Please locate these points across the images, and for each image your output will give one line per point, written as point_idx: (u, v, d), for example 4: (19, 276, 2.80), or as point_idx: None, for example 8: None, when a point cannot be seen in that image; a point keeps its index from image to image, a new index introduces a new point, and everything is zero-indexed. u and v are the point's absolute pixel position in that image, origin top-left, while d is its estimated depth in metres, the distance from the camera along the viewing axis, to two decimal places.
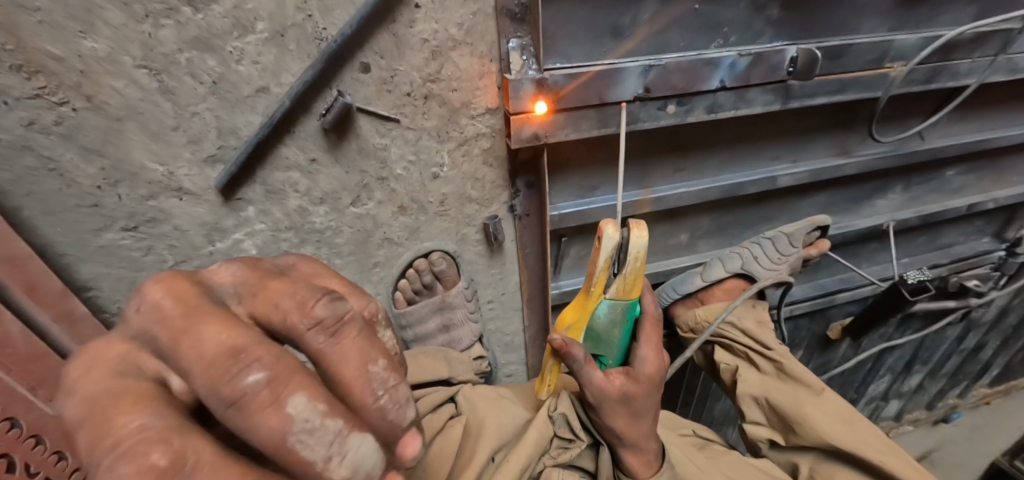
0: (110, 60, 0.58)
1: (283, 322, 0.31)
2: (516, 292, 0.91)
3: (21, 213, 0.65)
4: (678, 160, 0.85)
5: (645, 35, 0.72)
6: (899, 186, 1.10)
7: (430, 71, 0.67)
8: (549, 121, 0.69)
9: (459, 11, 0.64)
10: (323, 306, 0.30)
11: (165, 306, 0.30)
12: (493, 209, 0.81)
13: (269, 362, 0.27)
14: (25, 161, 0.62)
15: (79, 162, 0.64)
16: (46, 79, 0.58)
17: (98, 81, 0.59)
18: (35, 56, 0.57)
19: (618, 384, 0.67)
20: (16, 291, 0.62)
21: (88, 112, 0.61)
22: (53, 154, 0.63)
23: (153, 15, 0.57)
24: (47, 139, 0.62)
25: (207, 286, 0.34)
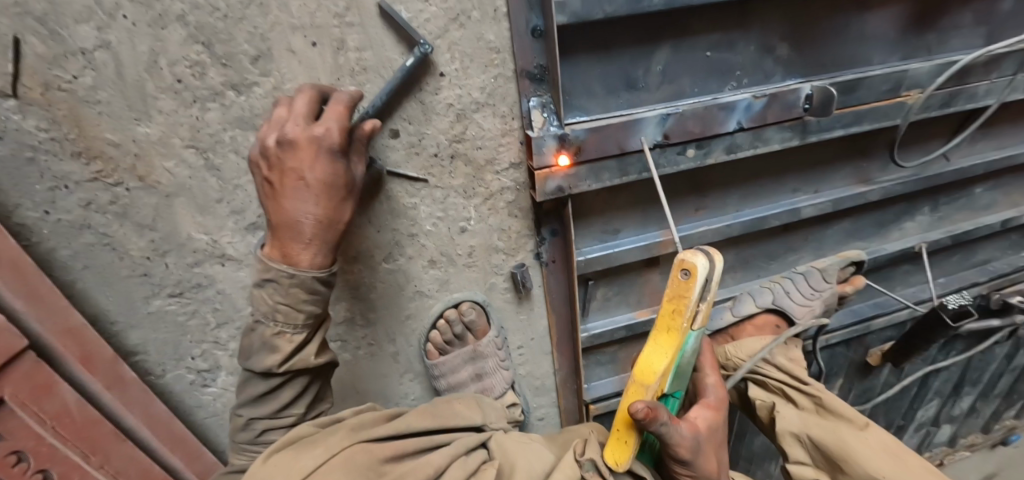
0: (161, 143, 0.63)
1: (301, 141, 0.57)
2: (545, 337, 0.92)
3: (77, 285, 0.69)
4: (699, 200, 0.86)
5: (659, 84, 0.75)
6: (926, 208, 1.09)
7: (455, 133, 0.70)
8: (572, 172, 0.71)
9: (481, 76, 0.68)
10: (297, 127, 0.57)
11: (329, 196, 0.59)
12: (520, 258, 0.82)
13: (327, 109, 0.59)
14: (83, 238, 0.67)
15: (131, 236, 0.68)
16: (104, 163, 0.63)
17: (150, 162, 0.64)
18: (95, 143, 0.62)
19: (703, 423, 0.69)
20: (72, 361, 0.65)
21: (140, 190, 0.65)
22: (108, 230, 0.67)
23: (200, 100, 0.61)
24: (103, 217, 0.66)
25: (311, 194, 0.59)
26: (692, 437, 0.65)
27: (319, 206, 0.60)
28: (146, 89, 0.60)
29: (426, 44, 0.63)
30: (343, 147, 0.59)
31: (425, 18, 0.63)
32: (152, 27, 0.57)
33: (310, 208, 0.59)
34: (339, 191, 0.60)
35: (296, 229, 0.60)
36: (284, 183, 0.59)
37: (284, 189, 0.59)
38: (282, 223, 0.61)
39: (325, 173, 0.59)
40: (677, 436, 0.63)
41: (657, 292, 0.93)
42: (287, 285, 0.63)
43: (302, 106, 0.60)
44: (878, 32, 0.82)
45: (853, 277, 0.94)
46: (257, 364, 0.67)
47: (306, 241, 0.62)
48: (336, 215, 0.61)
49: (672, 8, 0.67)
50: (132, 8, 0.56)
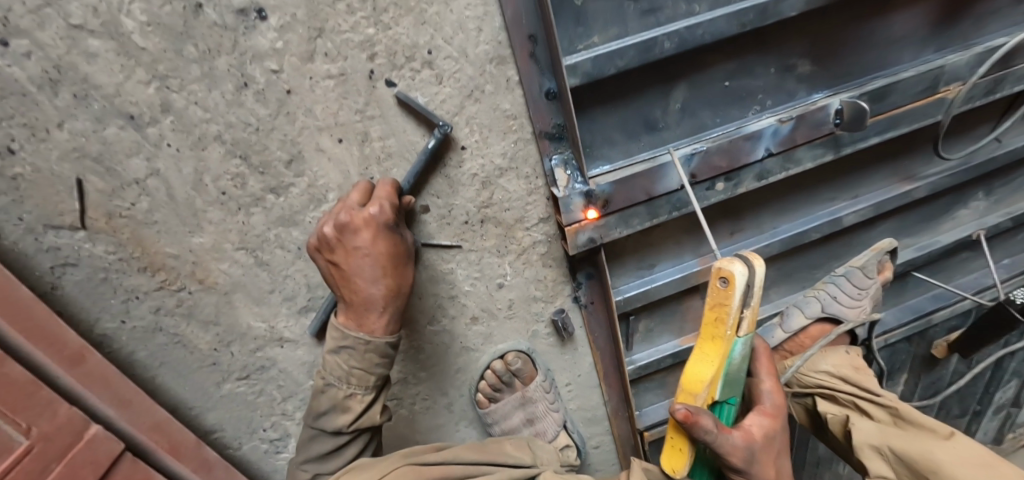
0: (214, 249, 0.68)
1: (358, 225, 0.61)
2: (591, 372, 0.93)
3: (156, 381, 0.76)
4: (733, 223, 0.85)
5: (679, 122, 0.74)
6: (981, 193, 1.03)
7: (482, 199, 0.72)
8: (602, 223, 0.72)
9: (501, 143, 0.69)
10: (351, 213, 0.61)
11: (387, 269, 0.63)
12: (558, 303, 0.84)
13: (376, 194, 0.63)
14: (157, 340, 0.73)
15: (198, 332, 0.73)
16: (167, 273, 0.68)
17: (207, 267, 0.69)
18: (157, 257, 0.67)
19: (760, 430, 0.67)
20: (163, 452, 0.72)
21: (201, 292, 0.70)
22: (177, 329, 0.73)
23: (245, 206, 0.66)
24: (172, 319, 0.72)
25: (374, 271, 0.63)
26: (746, 446, 0.63)
27: (382, 278, 0.64)
28: (196, 204, 0.65)
29: (446, 124, 0.65)
30: (395, 220, 0.63)
31: (441, 99, 0.65)
32: (194, 149, 0.62)
33: (376, 281, 0.63)
34: (398, 260, 0.64)
35: (369, 303, 0.65)
36: (347, 262, 0.63)
37: (350, 267, 0.63)
38: (355, 298, 0.65)
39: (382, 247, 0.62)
40: (729, 445, 0.62)
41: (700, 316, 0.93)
42: (360, 349, 0.68)
43: (353, 195, 0.64)
44: (907, 30, 0.78)
45: (884, 263, 0.92)
46: (328, 423, 0.71)
47: (379, 311, 0.66)
48: (399, 282, 0.65)
49: (683, 50, 0.67)
50: (175, 136, 0.61)
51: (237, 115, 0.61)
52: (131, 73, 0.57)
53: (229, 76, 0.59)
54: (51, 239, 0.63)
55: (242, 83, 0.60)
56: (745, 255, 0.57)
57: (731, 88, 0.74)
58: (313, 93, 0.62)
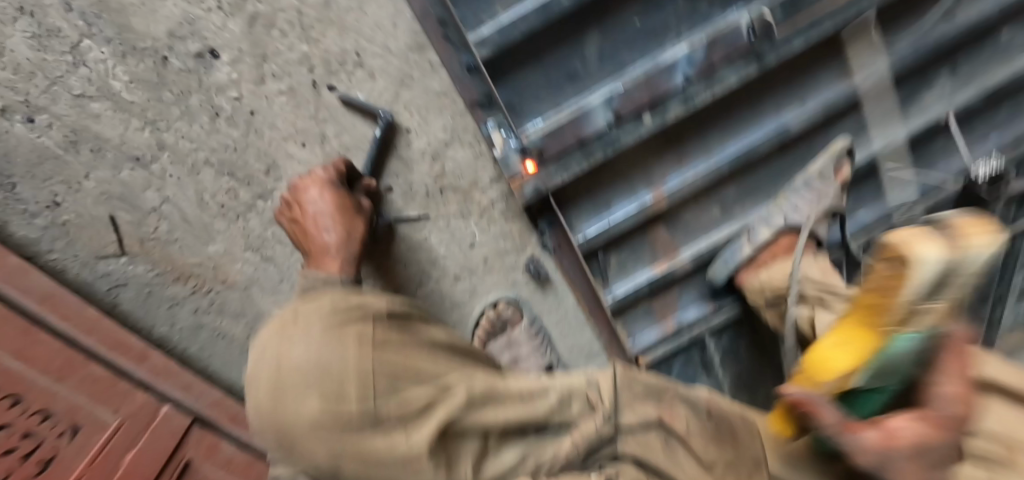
0: (226, 253, 0.82)
1: (307, 181, 0.70)
2: (578, 311, 1.02)
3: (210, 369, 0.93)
4: (680, 151, 0.91)
5: (598, 67, 0.79)
6: (948, 69, 1.00)
7: (436, 171, 0.83)
8: (541, 172, 0.80)
9: (440, 119, 0.79)
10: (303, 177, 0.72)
11: (334, 212, 0.68)
12: (529, 252, 0.94)
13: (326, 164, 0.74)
14: (202, 335, 0.89)
15: (232, 324, 0.89)
16: (196, 279, 0.84)
17: (225, 269, 0.84)
18: (185, 267, 0.83)
19: (914, 432, 0.40)
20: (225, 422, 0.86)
21: (226, 290, 0.86)
22: (216, 324, 0.89)
23: (241, 214, 0.80)
24: (209, 316, 0.88)
25: (322, 216, 0.67)
26: (885, 456, 0.39)
27: (334, 224, 0.67)
28: (204, 220, 0.79)
29: (386, 112, 0.76)
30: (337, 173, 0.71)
31: (377, 91, 0.75)
32: (190, 175, 0.76)
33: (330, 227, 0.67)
34: (347, 208, 0.69)
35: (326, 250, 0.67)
36: (304, 221, 0.69)
37: (302, 219, 0.69)
38: (313, 249, 0.66)
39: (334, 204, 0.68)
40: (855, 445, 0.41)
41: (669, 243, 0.99)
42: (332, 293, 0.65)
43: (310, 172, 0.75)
44: None
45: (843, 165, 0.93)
46: None
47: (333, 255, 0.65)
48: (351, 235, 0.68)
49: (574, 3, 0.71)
50: (174, 167, 0.75)
51: (217, 141, 0.74)
52: (128, 124, 0.71)
53: (202, 109, 0.72)
54: (103, 267, 0.80)
55: (214, 113, 0.73)
56: (967, 221, 0.49)
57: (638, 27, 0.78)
58: (272, 110, 0.74)
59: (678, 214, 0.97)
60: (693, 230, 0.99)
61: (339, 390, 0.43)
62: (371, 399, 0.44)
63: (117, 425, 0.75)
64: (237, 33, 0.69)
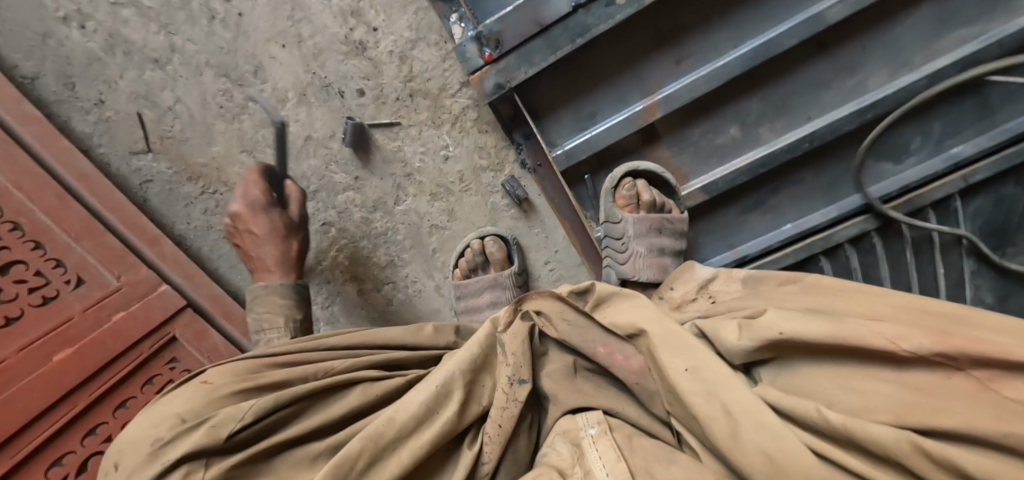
0: (202, 126, 0.90)
1: None
2: (569, 247, 0.93)
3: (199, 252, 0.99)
4: (676, 50, 0.78)
5: None
6: None
7: (405, 73, 0.81)
8: (499, 62, 0.74)
9: (405, 19, 0.78)
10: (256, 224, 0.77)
11: None
12: (508, 171, 0.87)
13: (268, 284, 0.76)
14: (195, 216, 0.97)
15: (215, 212, 0.97)
16: (176, 148, 0.92)
17: (196, 144, 0.91)
18: (177, 146, 0.92)
19: None
20: (144, 242, 0.90)
21: (201, 178, 0.94)
22: (201, 208, 0.96)
23: (215, 92, 0.87)
24: (196, 204, 0.96)
25: None
26: None
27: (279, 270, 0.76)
28: (208, 120, 0.89)
29: (352, 119, 0.84)
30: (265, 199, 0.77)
31: None
32: (194, 75, 0.86)
33: (268, 252, 0.77)
34: (279, 232, 0.77)
35: (267, 275, 0.77)
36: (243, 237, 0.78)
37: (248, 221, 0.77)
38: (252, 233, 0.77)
39: (269, 224, 0.77)
40: None
41: (675, 169, 0.86)
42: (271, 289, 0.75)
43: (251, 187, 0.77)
44: None
45: (635, 189, 0.82)
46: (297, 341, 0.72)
47: None
48: (286, 251, 0.78)
49: None
50: (183, 68, 0.86)
51: (214, 43, 0.83)
52: (148, 29, 0.84)
53: (201, 14, 0.82)
54: (135, 163, 0.93)
55: (212, 18, 0.82)
56: None
57: None
58: (255, 12, 0.81)
59: (682, 133, 0.84)
60: (701, 152, 0.85)
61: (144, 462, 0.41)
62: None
63: (117, 289, 0.83)
64: None
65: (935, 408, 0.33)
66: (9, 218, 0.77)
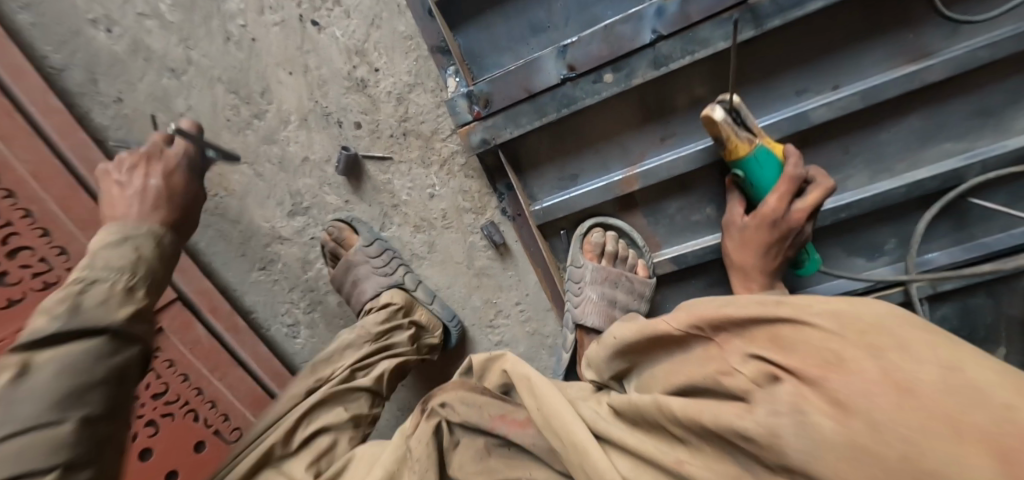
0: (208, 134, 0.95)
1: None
2: (539, 292, 0.97)
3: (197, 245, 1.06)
4: (663, 127, 0.79)
5: (567, 20, 0.74)
6: None
7: (401, 114, 0.85)
8: (487, 120, 0.78)
9: (406, 63, 0.82)
10: (157, 165, 0.64)
11: None
12: (489, 215, 0.91)
13: (133, 211, 0.60)
14: None
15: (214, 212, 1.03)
16: None
17: None
18: None
19: (801, 207, 0.72)
20: None
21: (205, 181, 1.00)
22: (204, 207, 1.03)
23: (223, 105, 0.91)
24: None
25: None
26: (780, 205, 0.72)
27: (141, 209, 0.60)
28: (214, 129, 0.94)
29: (348, 148, 0.88)
30: (186, 154, 0.66)
31: (352, 29, 0.81)
32: (206, 87, 0.91)
33: (135, 188, 0.61)
34: (178, 195, 0.63)
35: (132, 224, 0.58)
36: (117, 187, 0.61)
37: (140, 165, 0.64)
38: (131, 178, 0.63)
39: (179, 188, 0.63)
40: (768, 207, 0.73)
41: (649, 236, 0.89)
42: (142, 243, 0.58)
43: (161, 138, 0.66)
44: None
45: (600, 241, 0.87)
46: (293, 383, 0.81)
47: None
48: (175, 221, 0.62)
49: None
50: (197, 80, 0.91)
51: (227, 61, 0.88)
52: (170, 40, 0.90)
53: (219, 33, 0.87)
54: None
55: (228, 38, 0.87)
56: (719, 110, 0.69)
57: None
58: (268, 38, 0.85)
59: (659, 204, 0.86)
60: (677, 224, 0.87)
61: (78, 390, 0.46)
62: (84, 413, 0.46)
63: None
64: None
65: (683, 376, 0.44)
66: (22, 206, 0.84)
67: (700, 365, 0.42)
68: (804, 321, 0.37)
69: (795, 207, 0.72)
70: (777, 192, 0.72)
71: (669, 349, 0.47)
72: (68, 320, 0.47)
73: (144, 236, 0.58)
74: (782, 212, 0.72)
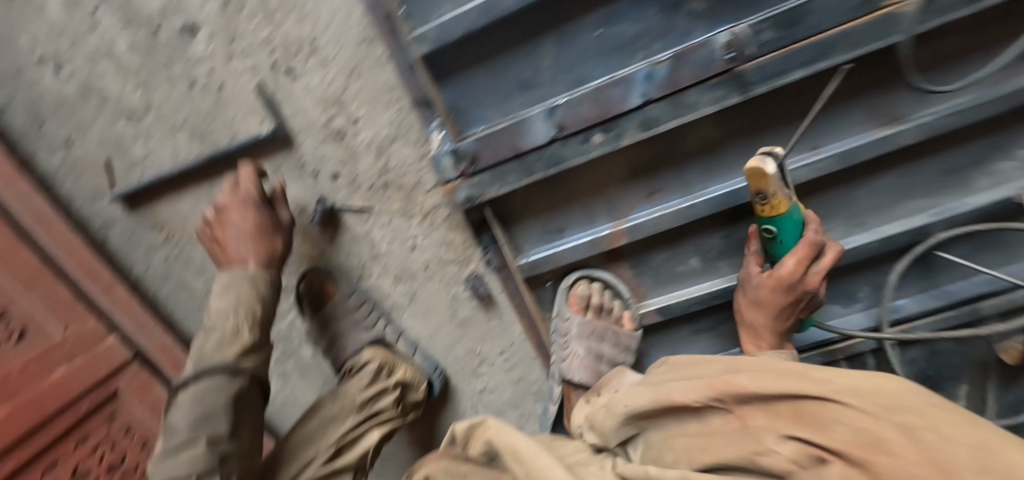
0: (170, 181, 0.89)
1: None
2: (524, 343, 0.95)
3: (158, 296, 1.00)
4: (650, 183, 0.79)
5: (555, 78, 0.72)
6: None
7: (381, 166, 0.82)
8: (473, 177, 0.76)
9: (387, 115, 0.79)
10: (237, 211, 0.78)
11: None
12: (473, 267, 0.88)
13: (234, 257, 0.79)
14: (157, 262, 0.97)
15: (177, 262, 0.97)
16: (144, 198, 0.92)
17: (164, 198, 0.91)
18: (145, 195, 0.91)
19: (814, 277, 0.71)
20: (99, 289, 0.91)
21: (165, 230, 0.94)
22: (164, 255, 0.96)
23: (187, 153, 0.86)
24: (159, 252, 0.96)
25: None
26: (796, 270, 0.71)
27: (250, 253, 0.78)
28: (176, 177, 0.88)
29: (327, 199, 0.85)
30: (254, 198, 0.78)
31: (329, 78, 0.78)
32: (168, 134, 0.85)
33: (238, 236, 0.78)
34: (264, 231, 0.78)
35: (242, 266, 0.78)
36: (224, 227, 0.79)
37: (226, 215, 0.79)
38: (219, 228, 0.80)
39: (259, 226, 0.78)
40: (784, 269, 0.71)
41: (635, 287, 0.89)
42: (247, 285, 0.78)
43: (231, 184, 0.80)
44: None
45: (585, 295, 0.86)
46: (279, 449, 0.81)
47: None
48: (270, 249, 0.79)
49: (495, 18, 0.67)
50: (157, 126, 0.85)
51: (192, 107, 0.83)
52: (125, 83, 0.83)
53: (181, 78, 0.82)
54: (98, 205, 0.92)
55: (192, 84, 0.82)
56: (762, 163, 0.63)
57: (579, 44, 0.70)
58: (237, 85, 0.80)
59: (645, 257, 0.86)
60: (662, 276, 0.87)
61: (205, 415, 0.71)
62: (209, 433, 0.71)
63: (62, 342, 0.86)
64: (212, 13, 0.76)
65: (713, 445, 0.44)
66: None
67: (736, 438, 0.43)
68: (837, 401, 0.39)
69: (810, 274, 0.72)
70: (795, 257, 0.70)
71: (689, 417, 0.49)
72: (200, 360, 0.74)
73: (243, 282, 0.77)
74: (798, 276, 0.71)
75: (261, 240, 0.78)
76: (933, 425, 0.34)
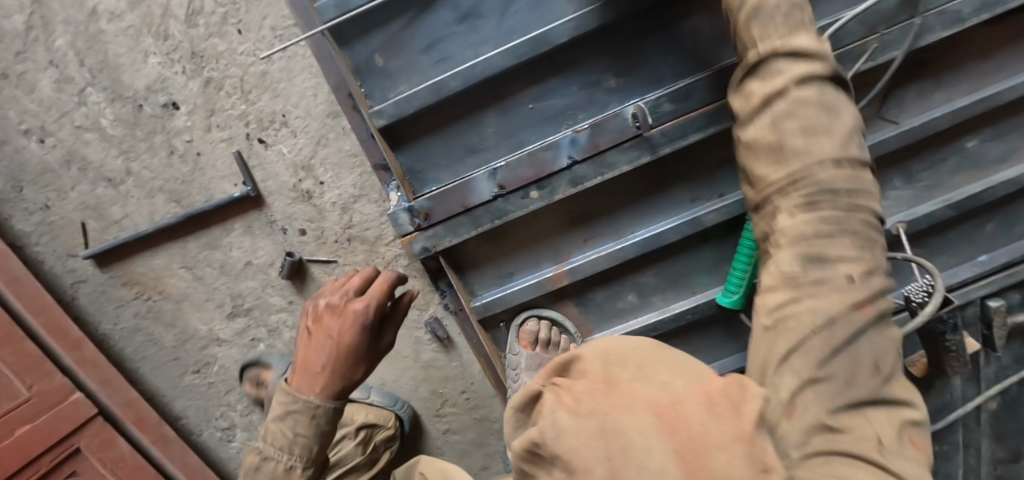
0: (146, 240, 0.96)
1: None
2: (483, 380, 1.03)
3: (126, 352, 1.03)
4: (585, 230, 0.91)
5: (496, 143, 0.84)
6: (900, 177, 0.89)
7: (345, 221, 0.91)
8: (429, 230, 0.86)
9: (351, 179, 0.89)
10: (332, 319, 0.70)
11: None
12: (432, 311, 0.98)
13: (326, 369, 0.69)
14: (127, 318, 1.01)
15: (147, 317, 1.01)
16: (119, 257, 0.97)
17: (139, 257, 0.97)
18: (121, 254, 0.97)
19: None
20: (69, 346, 0.93)
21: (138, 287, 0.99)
22: (134, 312, 1.01)
23: (164, 215, 0.93)
24: (129, 308, 1.00)
25: None
26: None
27: (326, 373, 0.69)
28: (153, 236, 0.96)
29: (295, 253, 0.93)
30: (360, 314, 0.69)
31: (297, 146, 0.88)
32: (146, 197, 0.93)
33: (324, 353, 0.69)
34: (351, 357, 0.69)
35: (308, 387, 0.69)
36: (317, 335, 0.70)
37: (322, 323, 0.70)
38: (316, 333, 0.70)
39: (347, 342, 0.69)
40: None
41: (581, 323, 0.98)
42: (307, 415, 0.69)
43: (355, 280, 0.72)
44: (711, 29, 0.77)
45: (531, 333, 0.94)
46: None
47: None
48: (347, 378, 0.69)
49: (442, 96, 0.79)
50: (136, 190, 0.93)
51: (170, 173, 0.91)
52: (108, 152, 0.91)
53: (162, 147, 0.90)
54: (72, 263, 0.97)
55: (172, 152, 0.90)
56: None
57: (515, 116, 0.83)
58: (213, 153, 0.90)
59: (585, 296, 0.96)
60: (603, 312, 0.97)
61: None
62: None
63: (27, 400, 0.87)
64: (194, 91, 0.87)
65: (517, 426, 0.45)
66: None
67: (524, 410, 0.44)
68: (578, 354, 0.43)
69: None
70: None
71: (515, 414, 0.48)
72: None
73: (303, 410, 0.68)
74: None
75: (341, 365, 0.69)
76: (621, 358, 0.41)
